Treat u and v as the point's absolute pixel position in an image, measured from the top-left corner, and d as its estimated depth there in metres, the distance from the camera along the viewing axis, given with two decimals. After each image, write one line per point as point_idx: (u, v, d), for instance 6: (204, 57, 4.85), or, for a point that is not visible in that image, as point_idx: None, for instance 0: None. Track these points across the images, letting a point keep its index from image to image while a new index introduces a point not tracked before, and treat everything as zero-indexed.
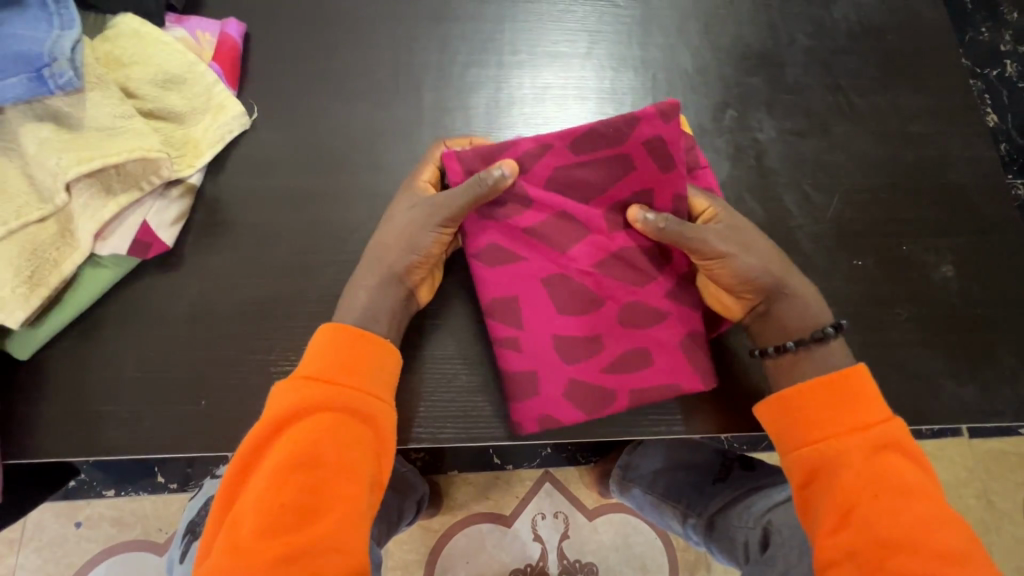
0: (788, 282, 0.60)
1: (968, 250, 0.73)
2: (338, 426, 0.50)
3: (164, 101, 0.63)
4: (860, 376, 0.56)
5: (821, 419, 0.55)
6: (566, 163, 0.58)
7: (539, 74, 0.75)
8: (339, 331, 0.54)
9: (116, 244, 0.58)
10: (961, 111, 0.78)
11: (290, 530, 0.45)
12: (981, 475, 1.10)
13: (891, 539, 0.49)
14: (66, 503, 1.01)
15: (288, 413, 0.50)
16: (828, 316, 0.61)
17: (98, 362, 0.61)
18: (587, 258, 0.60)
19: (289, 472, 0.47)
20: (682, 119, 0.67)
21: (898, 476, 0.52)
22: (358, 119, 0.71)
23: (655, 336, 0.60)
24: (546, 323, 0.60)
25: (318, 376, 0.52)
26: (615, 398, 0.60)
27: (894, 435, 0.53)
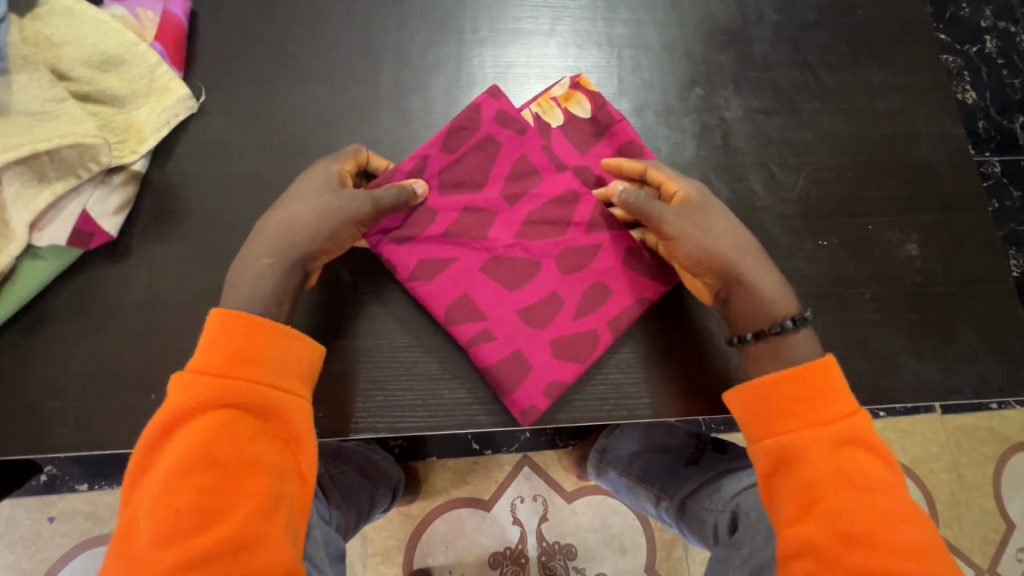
0: (747, 269, 0.59)
1: (934, 229, 0.72)
2: (232, 422, 0.49)
3: (102, 84, 0.60)
4: (829, 368, 0.55)
5: (786, 412, 0.54)
6: (448, 163, 0.62)
7: (501, 52, 0.73)
8: (222, 321, 0.51)
9: (54, 235, 0.56)
10: (932, 87, 0.77)
11: (192, 534, 0.45)
12: (952, 450, 1.12)
13: (850, 533, 0.49)
14: (38, 498, 0.99)
15: (178, 414, 0.49)
16: (790, 308, 0.59)
17: (45, 357, 0.59)
18: (507, 234, 0.62)
19: (185, 474, 0.47)
20: (584, 79, 0.67)
21: (860, 471, 0.51)
22: (313, 101, 0.68)
23: (601, 268, 0.63)
24: (499, 301, 0.61)
25: (208, 372, 0.50)
26: (598, 335, 0.61)
27: (858, 430, 0.53)
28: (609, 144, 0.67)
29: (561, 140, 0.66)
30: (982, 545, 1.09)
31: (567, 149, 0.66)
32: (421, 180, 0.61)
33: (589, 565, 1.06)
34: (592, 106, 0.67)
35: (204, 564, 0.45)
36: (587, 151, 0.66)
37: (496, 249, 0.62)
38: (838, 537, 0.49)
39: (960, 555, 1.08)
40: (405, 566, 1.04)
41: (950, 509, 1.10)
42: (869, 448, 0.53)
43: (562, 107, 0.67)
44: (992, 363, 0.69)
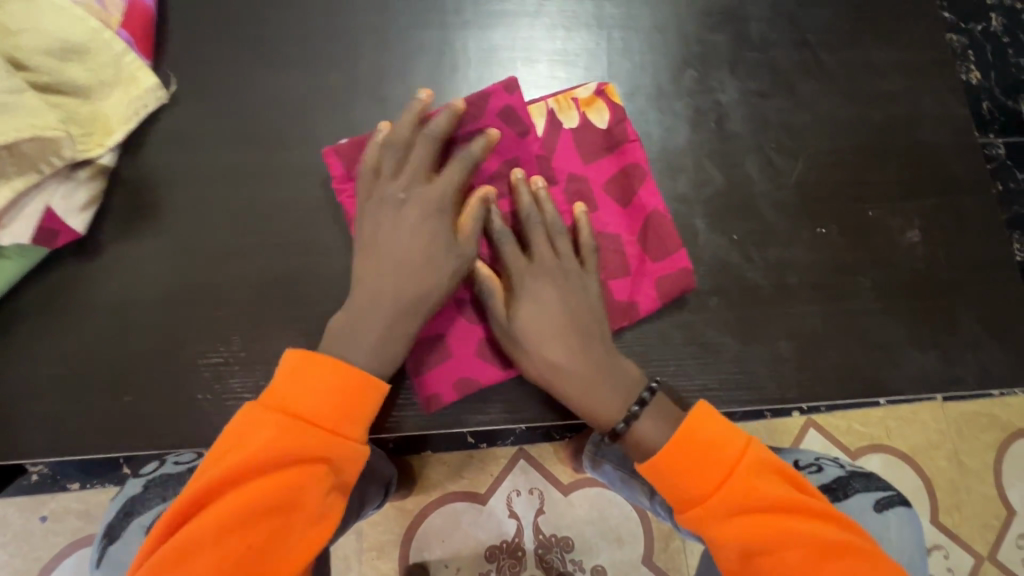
0: (563, 361, 0.56)
1: (936, 214, 0.70)
2: (322, 475, 0.47)
3: (65, 74, 0.57)
4: (692, 429, 0.51)
5: (672, 491, 0.52)
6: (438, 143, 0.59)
7: (486, 36, 0.70)
8: (337, 370, 0.49)
9: (17, 233, 0.54)
10: (934, 67, 0.74)
11: (253, 572, 0.44)
12: (953, 437, 1.11)
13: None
14: (29, 497, 0.96)
15: (270, 453, 0.46)
16: (610, 419, 0.56)
17: (14, 358, 0.57)
18: None
19: (263, 513, 0.45)
20: (611, 89, 0.65)
21: (765, 529, 0.48)
22: (289, 89, 0.65)
23: None
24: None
25: (314, 418, 0.47)
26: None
27: (746, 488, 0.49)
28: (615, 160, 0.64)
29: (568, 144, 0.64)
30: (983, 532, 1.08)
31: (569, 154, 0.64)
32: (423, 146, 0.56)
33: (586, 558, 1.05)
34: (610, 119, 0.64)
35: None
36: (590, 161, 0.64)
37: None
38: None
39: (960, 542, 1.07)
40: (400, 561, 1.03)
41: (950, 498, 1.08)
42: (768, 498, 0.49)
43: (580, 109, 0.64)
44: (995, 353, 0.67)
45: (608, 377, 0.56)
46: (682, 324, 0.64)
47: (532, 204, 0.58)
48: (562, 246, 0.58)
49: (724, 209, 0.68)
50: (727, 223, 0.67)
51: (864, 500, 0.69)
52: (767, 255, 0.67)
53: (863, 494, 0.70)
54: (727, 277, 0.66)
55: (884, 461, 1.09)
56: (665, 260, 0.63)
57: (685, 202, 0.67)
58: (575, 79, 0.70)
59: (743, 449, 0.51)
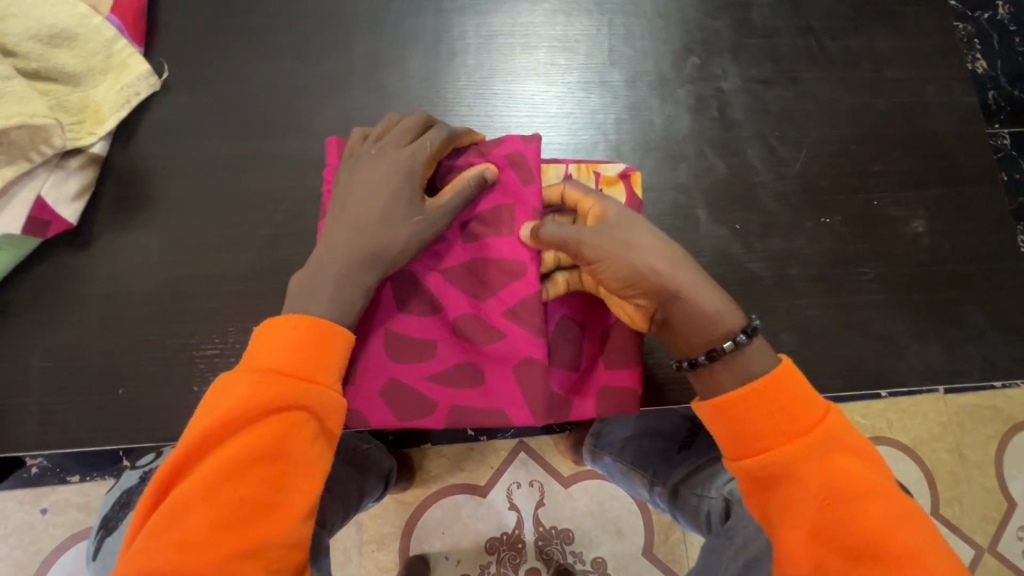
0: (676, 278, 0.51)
1: (941, 203, 0.68)
2: (302, 425, 0.45)
3: (53, 61, 0.56)
4: (789, 375, 0.49)
5: (760, 427, 0.48)
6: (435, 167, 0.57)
7: (484, 22, 0.69)
8: (295, 322, 0.47)
9: (7, 223, 0.53)
10: (941, 53, 0.73)
11: (247, 525, 0.42)
12: (955, 430, 1.10)
13: (851, 547, 0.44)
14: (28, 490, 0.95)
15: (242, 406, 0.44)
16: (738, 319, 0.51)
17: (9, 349, 0.56)
18: (432, 257, 0.56)
19: (249, 467, 0.43)
20: (636, 177, 0.61)
21: (851, 475, 0.46)
22: (283, 77, 0.64)
23: (492, 357, 0.55)
24: (383, 315, 0.55)
25: (286, 370, 0.45)
26: (432, 411, 0.56)
27: (842, 433, 0.47)
28: None
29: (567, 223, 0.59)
30: (983, 525, 1.07)
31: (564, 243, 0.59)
32: (421, 117, 0.56)
33: (586, 550, 1.05)
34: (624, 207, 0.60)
35: (256, 557, 0.42)
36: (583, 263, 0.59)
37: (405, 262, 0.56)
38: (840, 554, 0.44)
39: (961, 534, 1.07)
40: (401, 553, 1.03)
41: (951, 490, 1.08)
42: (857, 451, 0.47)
43: (598, 184, 0.60)
44: (999, 344, 0.66)
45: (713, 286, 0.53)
46: None
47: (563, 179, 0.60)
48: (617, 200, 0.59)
49: (726, 198, 0.66)
50: (728, 212, 0.66)
51: None
52: (769, 245, 0.66)
53: None
54: (728, 267, 0.65)
55: (884, 453, 1.08)
56: (610, 371, 0.59)
57: (686, 191, 0.66)
58: (574, 65, 0.69)
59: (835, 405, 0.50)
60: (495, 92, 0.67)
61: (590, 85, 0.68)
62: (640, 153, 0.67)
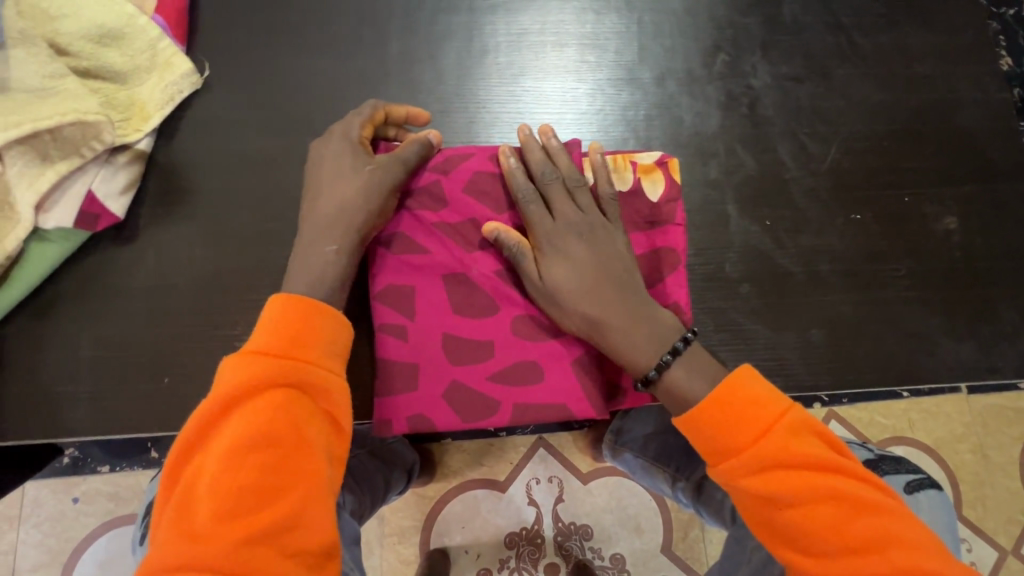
0: (600, 322, 0.54)
1: (973, 200, 0.68)
2: (289, 403, 0.45)
3: (103, 59, 0.58)
4: (728, 391, 0.50)
5: (706, 443, 0.50)
6: (486, 173, 0.60)
7: (515, 19, 0.70)
8: (279, 303, 0.48)
9: (60, 216, 0.55)
10: (973, 49, 0.72)
11: (253, 509, 0.42)
12: (979, 430, 1.09)
13: (806, 546, 0.46)
14: (61, 479, 0.98)
15: (235, 390, 0.44)
16: (647, 364, 0.54)
17: (57, 340, 0.58)
18: (488, 262, 0.58)
19: (246, 452, 0.43)
20: (671, 165, 0.62)
21: (796, 484, 0.46)
22: (320, 74, 0.66)
23: (550, 352, 0.58)
24: (437, 318, 0.57)
25: (265, 351, 0.46)
26: (496, 411, 0.57)
27: (781, 444, 0.47)
28: (657, 237, 0.61)
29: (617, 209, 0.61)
30: (1007, 527, 1.06)
31: None
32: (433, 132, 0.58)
33: (605, 546, 1.06)
34: (663, 193, 0.61)
35: (270, 540, 0.41)
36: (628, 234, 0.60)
37: (460, 266, 0.58)
38: (803, 554, 0.46)
39: (984, 536, 1.06)
40: (422, 546, 1.04)
41: (974, 491, 1.07)
42: (807, 457, 0.47)
43: (636, 175, 0.61)
44: None
45: (652, 323, 0.55)
46: (709, 311, 0.64)
47: (544, 161, 0.58)
48: (583, 199, 0.57)
49: (756, 194, 0.67)
50: (758, 209, 0.66)
51: (894, 481, 0.65)
52: (800, 240, 0.66)
53: (892, 476, 0.65)
54: (758, 263, 0.65)
55: (906, 453, 1.08)
56: None
57: (716, 186, 0.67)
58: (604, 62, 0.69)
59: (789, 405, 0.49)
60: (525, 89, 0.68)
61: (619, 82, 0.69)
62: (671, 149, 0.68)
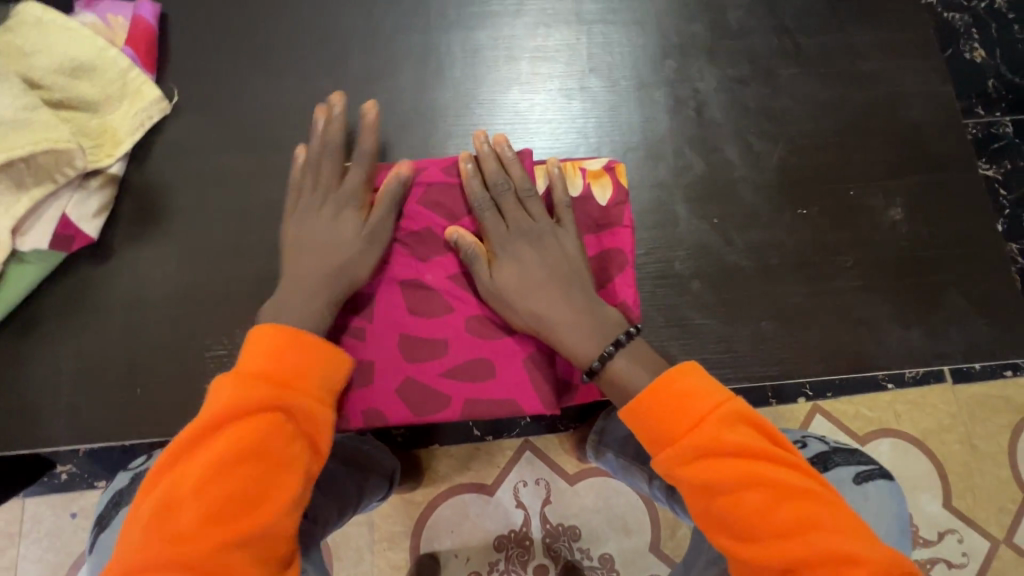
0: (545, 319, 0.58)
1: (919, 191, 0.70)
2: (277, 425, 0.48)
3: (74, 91, 0.62)
4: (664, 383, 0.52)
5: (645, 434, 0.53)
6: (443, 181, 0.62)
7: (469, 37, 0.73)
8: (274, 335, 0.51)
9: (36, 240, 0.59)
10: (917, 46, 0.75)
11: (236, 516, 0.44)
12: (965, 420, 1.10)
13: (736, 533, 0.48)
14: (59, 495, 1.01)
15: (228, 409, 0.47)
16: (591, 361, 0.56)
17: (38, 356, 0.61)
18: (445, 268, 0.62)
19: (233, 466, 0.45)
20: (620, 168, 0.64)
21: (725, 473, 0.48)
22: (285, 96, 0.69)
23: (502, 350, 0.61)
24: (395, 320, 0.61)
25: (261, 376, 0.49)
26: (449, 405, 0.60)
27: (713, 434, 0.49)
28: (608, 239, 0.64)
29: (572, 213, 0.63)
30: (998, 516, 1.07)
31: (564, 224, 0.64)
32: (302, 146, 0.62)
33: (593, 546, 1.07)
34: (612, 195, 0.64)
35: (249, 546, 0.44)
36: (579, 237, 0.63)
37: (416, 272, 0.61)
38: (732, 538, 0.48)
39: (975, 526, 1.06)
40: (411, 551, 1.06)
41: (962, 481, 1.07)
42: (739, 444, 0.49)
43: (586, 180, 0.64)
44: (983, 329, 0.67)
45: (595, 321, 0.57)
46: (662, 308, 0.66)
47: (498, 170, 0.61)
48: (535, 208, 0.61)
49: (706, 194, 0.69)
50: (708, 208, 0.69)
51: (844, 472, 0.66)
52: (750, 236, 0.68)
53: (841, 467, 0.67)
54: (709, 260, 0.67)
55: (893, 446, 1.08)
56: None
57: (665, 188, 0.69)
58: (555, 73, 0.72)
59: (727, 395, 0.51)
60: (480, 102, 0.71)
61: (571, 91, 0.72)
62: (621, 154, 0.70)
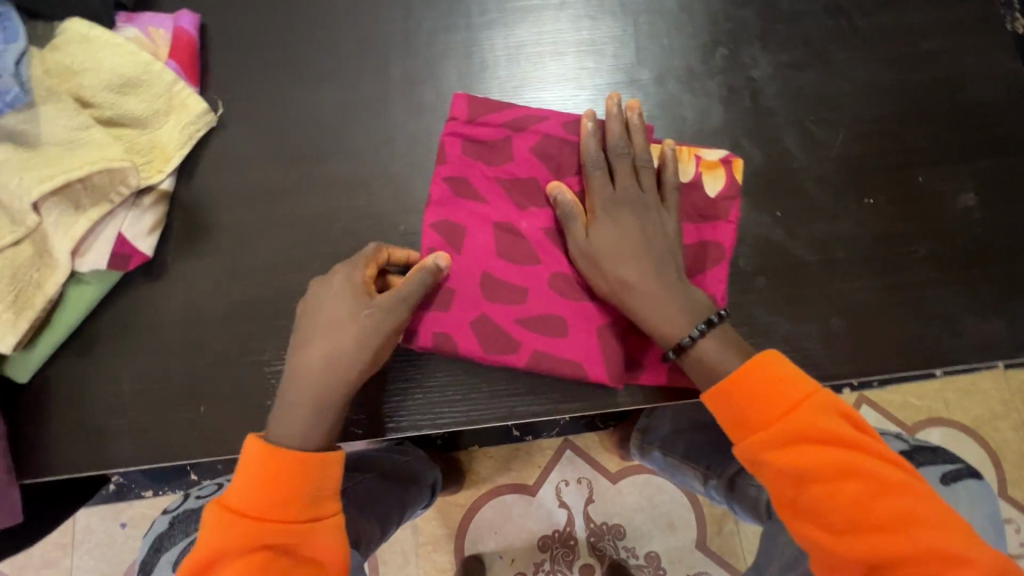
0: (638, 285, 0.56)
1: (990, 175, 0.67)
2: (272, 562, 0.50)
3: (124, 108, 0.61)
4: (761, 369, 0.52)
5: (737, 419, 0.52)
6: (555, 136, 0.62)
7: (511, 33, 0.71)
8: (261, 458, 0.51)
9: (94, 260, 0.58)
10: (981, 21, 0.71)
11: None
12: (1020, 407, 1.06)
13: (832, 524, 0.48)
14: (109, 506, 1.02)
15: (222, 547, 0.50)
16: (679, 338, 0.55)
17: (98, 376, 0.61)
18: (542, 220, 0.61)
19: None
20: (738, 163, 0.63)
21: (824, 460, 0.49)
22: (329, 103, 0.68)
23: (582, 313, 0.59)
24: (483, 259, 0.60)
25: (250, 506, 0.51)
26: (516, 350, 0.59)
27: (812, 421, 0.50)
28: (709, 229, 0.62)
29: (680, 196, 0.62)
30: None
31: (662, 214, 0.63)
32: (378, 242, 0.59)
33: (639, 544, 1.06)
34: (721, 189, 0.63)
35: None
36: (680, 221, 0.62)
37: (512, 218, 0.61)
38: (828, 532, 0.48)
39: None
40: (456, 554, 1.06)
41: (1019, 470, 1.04)
42: (837, 435, 0.50)
43: (698, 168, 0.63)
44: None
45: (686, 302, 0.56)
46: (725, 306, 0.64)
47: (621, 135, 0.60)
48: (646, 179, 0.60)
49: (766, 185, 0.66)
50: (768, 201, 0.66)
51: (932, 471, 0.67)
52: (813, 229, 0.65)
53: (928, 467, 0.67)
54: (771, 255, 0.65)
55: (944, 435, 1.05)
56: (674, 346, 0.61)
57: None
58: (602, 67, 0.70)
59: (820, 385, 0.52)
60: (527, 100, 0.69)
61: (619, 85, 0.70)
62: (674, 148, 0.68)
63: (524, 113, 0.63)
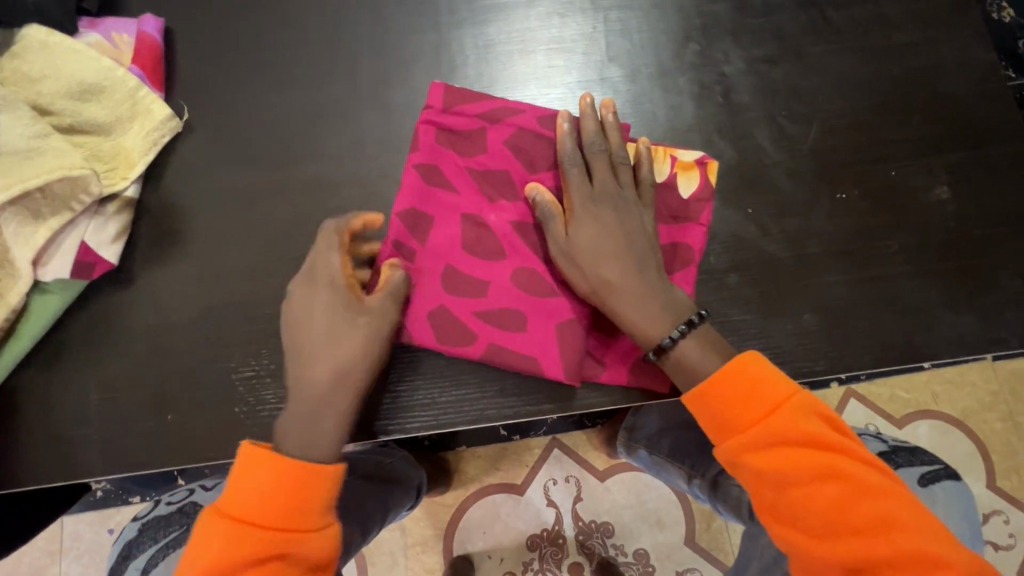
0: (618, 286, 0.56)
1: (965, 167, 0.66)
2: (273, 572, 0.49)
3: (86, 115, 0.61)
4: (740, 370, 0.51)
5: (716, 420, 0.52)
6: (531, 130, 0.61)
7: (481, 32, 0.70)
8: (267, 467, 0.50)
9: (58, 268, 0.58)
10: (955, 12, 0.70)
11: None
12: (1007, 398, 1.06)
13: (808, 527, 0.48)
14: (95, 512, 1.02)
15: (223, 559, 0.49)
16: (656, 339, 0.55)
17: (68, 385, 0.61)
18: (512, 214, 0.60)
19: None
20: (711, 167, 0.62)
21: (800, 462, 0.49)
22: (297, 106, 0.67)
23: (546, 310, 0.59)
24: (448, 251, 0.59)
25: (251, 517, 0.50)
26: (472, 342, 0.58)
27: (789, 423, 0.49)
28: (681, 231, 0.62)
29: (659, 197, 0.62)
30: None
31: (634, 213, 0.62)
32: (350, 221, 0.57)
33: (627, 542, 1.06)
34: (696, 189, 0.62)
35: None
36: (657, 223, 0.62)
37: (481, 210, 0.60)
38: (804, 534, 0.48)
39: None
40: (445, 554, 1.06)
41: (1007, 461, 1.04)
42: (815, 436, 0.49)
43: (675, 169, 0.62)
44: None
45: (660, 303, 0.56)
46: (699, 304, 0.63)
47: (597, 132, 0.60)
48: (624, 176, 0.59)
49: (739, 181, 0.66)
50: (741, 197, 0.66)
51: (909, 474, 0.67)
52: (787, 224, 0.65)
53: (907, 469, 0.68)
54: (745, 252, 0.64)
55: (931, 427, 1.05)
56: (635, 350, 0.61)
57: None
58: (573, 65, 0.69)
59: (799, 386, 0.51)
60: None
61: (590, 83, 0.69)
62: None
63: (498, 105, 0.62)
